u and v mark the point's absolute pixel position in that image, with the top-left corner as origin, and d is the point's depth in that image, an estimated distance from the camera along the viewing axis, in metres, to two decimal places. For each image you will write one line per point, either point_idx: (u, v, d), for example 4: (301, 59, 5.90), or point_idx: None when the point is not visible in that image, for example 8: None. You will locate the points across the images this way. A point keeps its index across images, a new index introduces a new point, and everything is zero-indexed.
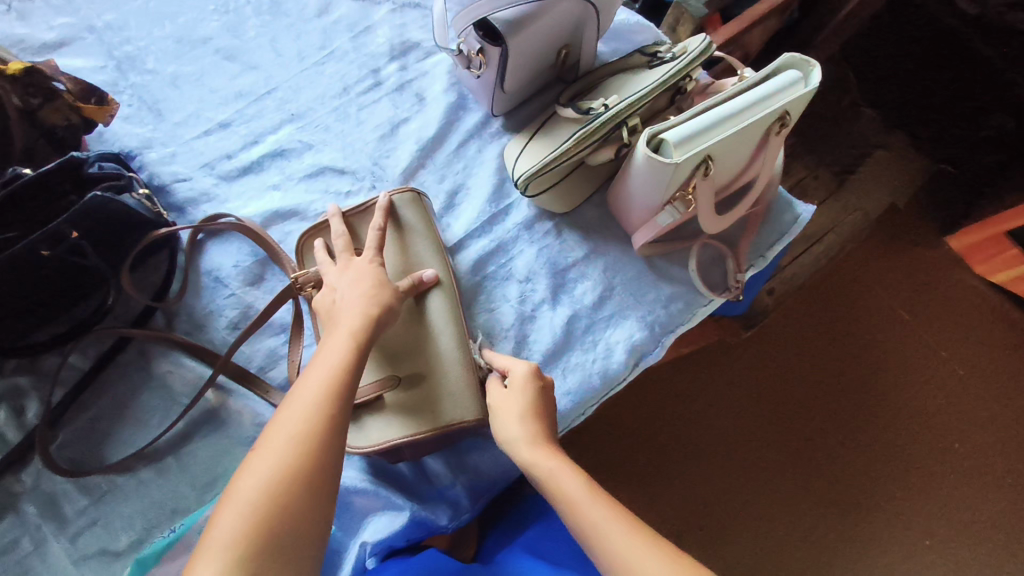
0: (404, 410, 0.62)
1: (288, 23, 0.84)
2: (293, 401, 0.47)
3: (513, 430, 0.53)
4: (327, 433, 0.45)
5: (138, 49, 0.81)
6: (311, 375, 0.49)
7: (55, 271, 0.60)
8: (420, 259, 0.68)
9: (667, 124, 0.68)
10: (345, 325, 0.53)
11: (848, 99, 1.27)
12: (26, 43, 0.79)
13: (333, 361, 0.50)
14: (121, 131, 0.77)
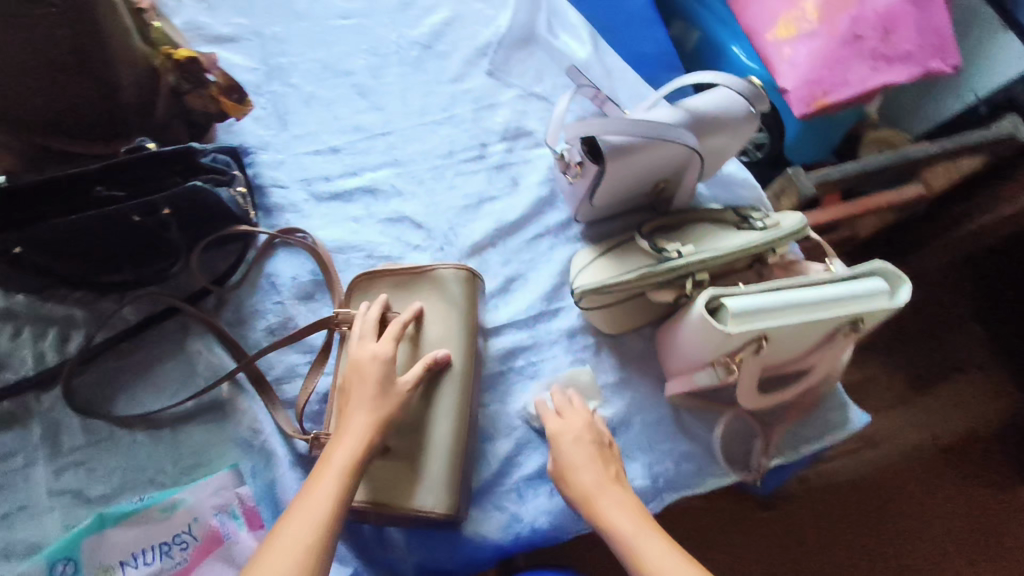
0: (379, 478, 0.64)
1: (424, 79, 0.91)
2: (295, 517, 0.51)
3: (584, 474, 0.62)
4: (324, 559, 0.49)
5: (290, 63, 0.90)
6: (317, 485, 0.53)
7: (139, 235, 0.66)
8: (445, 342, 0.69)
9: (731, 289, 0.67)
10: (353, 435, 0.57)
11: (952, 311, 1.20)
12: (203, 31, 0.89)
13: (334, 474, 0.54)
14: (248, 128, 0.85)
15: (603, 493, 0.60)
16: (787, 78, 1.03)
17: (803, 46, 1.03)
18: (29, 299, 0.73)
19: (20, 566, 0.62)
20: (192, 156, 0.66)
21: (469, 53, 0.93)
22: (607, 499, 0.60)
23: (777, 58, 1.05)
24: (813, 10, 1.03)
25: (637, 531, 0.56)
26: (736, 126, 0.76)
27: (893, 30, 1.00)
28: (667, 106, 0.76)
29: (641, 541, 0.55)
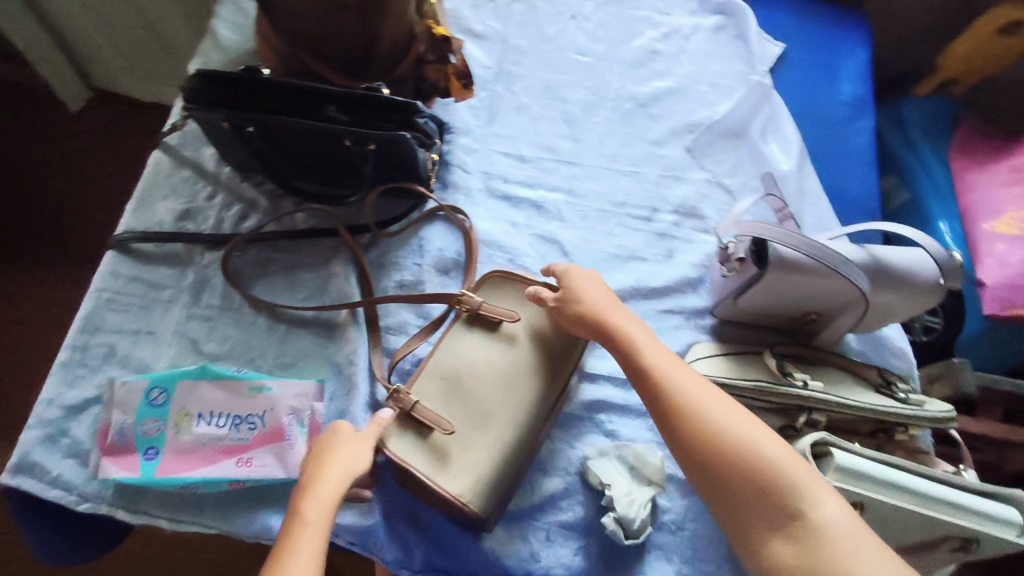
0: (432, 452, 0.66)
1: (627, 131, 0.96)
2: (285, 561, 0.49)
3: (590, 296, 0.67)
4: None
5: (518, 73, 0.98)
6: (310, 511, 0.54)
7: (340, 156, 0.75)
8: (541, 362, 0.71)
9: (844, 442, 0.62)
10: (324, 488, 0.55)
11: None
12: (462, 22, 1.00)
13: (322, 503, 0.54)
14: (461, 113, 0.93)
15: (612, 311, 0.66)
16: (989, 273, 0.95)
17: (1019, 249, 0.95)
18: (234, 174, 0.85)
19: (127, 377, 0.71)
20: (411, 113, 0.72)
21: (678, 125, 0.97)
22: (619, 316, 0.66)
23: (985, 249, 0.98)
24: None
25: (645, 338, 0.64)
26: (915, 291, 0.72)
27: None
28: (850, 244, 0.74)
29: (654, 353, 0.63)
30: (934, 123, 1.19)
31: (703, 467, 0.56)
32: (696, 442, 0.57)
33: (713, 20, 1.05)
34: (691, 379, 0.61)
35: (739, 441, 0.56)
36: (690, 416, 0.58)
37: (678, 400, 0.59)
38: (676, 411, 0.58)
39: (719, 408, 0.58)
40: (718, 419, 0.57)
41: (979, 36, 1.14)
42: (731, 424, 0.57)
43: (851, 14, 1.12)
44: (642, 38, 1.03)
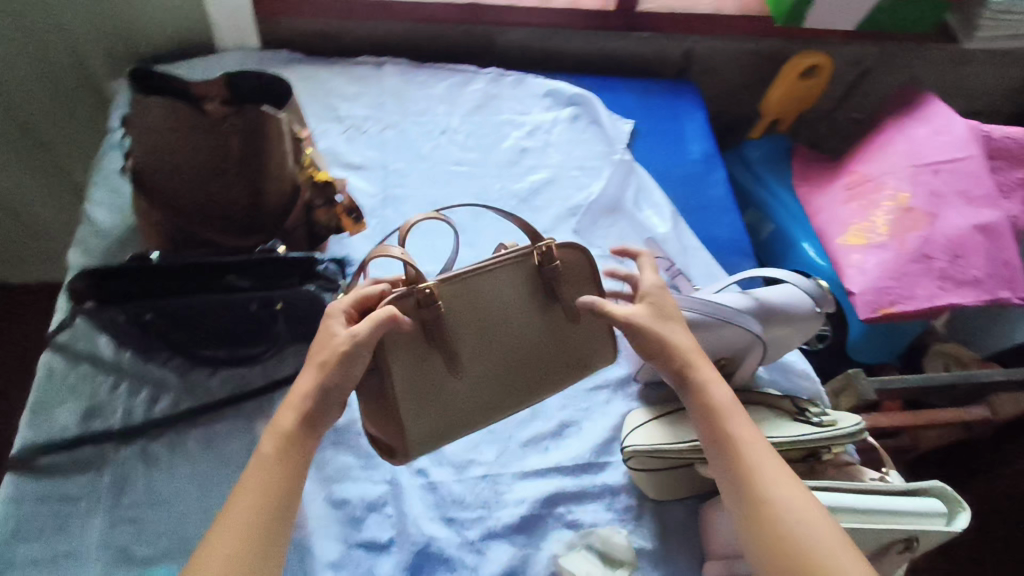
0: (420, 373, 0.63)
1: (517, 228, 1.02)
2: (259, 474, 0.54)
3: (678, 339, 0.65)
4: (279, 511, 0.53)
5: (403, 195, 1.02)
6: (265, 462, 0.55)
7: (247, 321, 0.75)
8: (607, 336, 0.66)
9: None
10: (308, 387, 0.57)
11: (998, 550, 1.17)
12: (339, 158, 1.04)
13: (276, 460, 0.55)
14: (357, 244, 0.96)
15: (699, 360, 0.64)
16: (855, 281, 1.07)
17: (873, 255, 1.08)
18: (137, 357, 0.81)
19: None
20: (311, 265, 0.74)
21: (561, 211, 1.04)
22: (704, 365, 0.64)
23: (845, 261, 1.10)
24: (884, 225, 1.10)
25: (733, 411, 0.61)
26: (800, 321, 0.81)
27: (962, 256, 1.05)
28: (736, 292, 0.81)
29: (743, 432, 0.60)
30: (772, 160, 1.37)
31: (770, 556, 0.53)
32: (768, 528, 0.54)
33: (568, 111, 1.16)
34: (772, 464, 0.58)
35: (809, 541, 0.52)
36: (766, 500, 0.55)
37: (757, 488, 0.56)
38: (753, 496, 0.56)
39: (788, 486, 0.56)
40: (779, 496, 0.55)
41: (788, 79, 1.31)
42: (807, 521, 0.54)
43: (681, 84, 1.27)
44: (509, 139, 1.11)
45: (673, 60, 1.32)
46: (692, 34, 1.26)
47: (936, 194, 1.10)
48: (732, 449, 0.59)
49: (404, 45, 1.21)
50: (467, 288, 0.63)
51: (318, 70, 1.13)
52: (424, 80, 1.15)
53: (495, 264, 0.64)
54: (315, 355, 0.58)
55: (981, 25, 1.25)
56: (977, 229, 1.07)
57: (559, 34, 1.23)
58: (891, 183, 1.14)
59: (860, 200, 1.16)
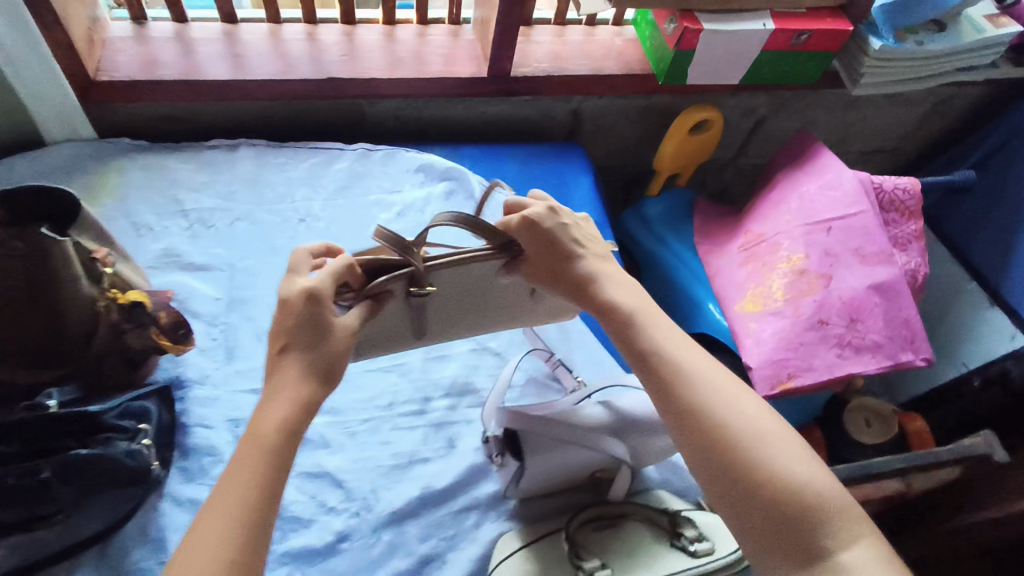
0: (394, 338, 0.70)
1: None
2: (247, 445, 0.50)
3: (587, 264, 0.66)
4: (272, 494, 0.48)
5: (252, 297, 0.92)
6: (254, 436, 0.50)
7: (14, 496, 0.64)
8: (552, 272, 0.66)
9: None
10: (292, 348, 0.53)
11: None
12: (180, 258, 0.93)
13: (260, 452, 0.49)
14: (191, 360, 0.85)
15: (608, 283, 0.65)
16: (752, 355, 1.00)
17: (769, 324, 1.02)
18: None
19: None
20: (95, 419, 0.69)
21: None
22: (615, 288, 0.65)
23: (742, 331, 1.05)
24: (779, 290, 1.05)
25: (633, 301, 0.63)
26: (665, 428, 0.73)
27: (859, 320, 1.00)
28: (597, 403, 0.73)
29: (643, 315, 0.62)
30: (672, 216, 1.31)
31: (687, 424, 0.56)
32: (682, 397, 0.57)
33: (441, 187, 1.08)
34: (673, 336, 0.61)
35: (722, 403, 0.56)
36: (666, 364, 0.58)
37: (670, 362, 0.58)
38: (662, 374, 0.58)
39: (722, 386, 0.57)
40: (715, 399, 0.56)
41: (677, 134, 1.25)
42: (712, 383, 0.57)
43: (568, 146, 1.21)
44: (375, 224, 1.03)
45: (560, 120, 1.27)
46: (575, 95, 1.20)
47: (830, 253, 1.05)
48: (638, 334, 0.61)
49: (264, 124, 1.12)
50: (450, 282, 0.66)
51: (163, 157, 1.03)
52: (283, 161, 1.06)
53: (477, 258, 0.64)
54: (321, 323, 0.55)
55: (864, 73, 1.22)
56: (873, 288, 1.02)
57: (432, 103, 1.16)
58: (785, 244, 1.09)
59: (755, 262, 1.11)
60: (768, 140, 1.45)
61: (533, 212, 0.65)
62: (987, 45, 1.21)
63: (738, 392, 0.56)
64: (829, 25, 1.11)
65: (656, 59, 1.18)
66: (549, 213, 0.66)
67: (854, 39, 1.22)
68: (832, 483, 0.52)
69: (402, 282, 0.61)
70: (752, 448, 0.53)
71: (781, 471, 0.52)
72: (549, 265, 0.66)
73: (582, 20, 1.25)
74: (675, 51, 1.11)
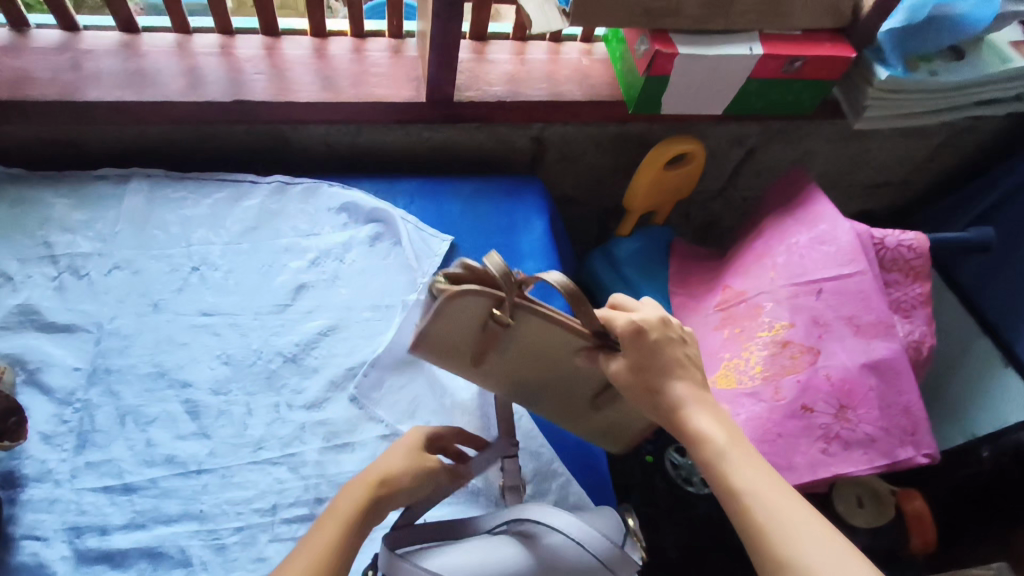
0: (469, 359, 0.70)
1: (276, 399, 0.78)
2: (331, 514, 0.57)
3: (679, 381, 0.60)
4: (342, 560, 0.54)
5: (120, 366, 0.77)
6: (337, 511, 0.57)
7: None
8: (640, 377, 0.60)
9: None
10: (405, 445, 0.63)
11: None
12: (38, 317, 0.78)
13: (337, 526, 0.55)
14: (31, 451, 0.70)
15: (695, 400, 0.59)
16: None
17: (743, 407, 0.86)
18: None
19: None
20: None
21: (333, 376, 0.80)
22: (698, 406, 0.59)
23: None
24: (756, 364, 0.88)
25: (725, 430, 0.57)
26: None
27: (849, 406, 0.85)
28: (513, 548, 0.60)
29: (734, 450, 0.56)
30: (645, 259, 1.15)
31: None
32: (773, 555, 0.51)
33: (366, 232, 0.93)
34: (763, 477, 0.54)
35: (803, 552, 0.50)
36: (750, 502, 0.53)
37: (760, 514, 0.52)
38: (753, 523, 0.52)
39: (801, 529, 0.51)
40: (795, 544, 0.50)
41: (651, 169, 1.08)
42: (808, 538, 0.51)
43: (523, 180, 1.05)
44: (284, 274, 0.88)
45: (518, 149, 1.11)
46: (534, 123, 1.04)
47: (819, 322, 0.89)
48: (727, 471, 0.55)
49: (169, 150, 0.98)
50: (529, 331, 0.65)
51: (39, 190, 0.89)
52: (181, 197, 0.91)
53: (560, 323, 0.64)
54: (410, 445, 0.63)
55: (868, 106, 1.06)
56: (867, 367, 0.87)
57: (365, 128, 1.00)
58: (767, 308, 0.92)
59: (732, 327, 0.95)
60: (760, 172, 1.28)
61: (644, 317, 0.61)
62: (1011, 76, 1.04)
63: (819, 538, 0.50)
64: (827, 51, 0.95)
65: (626, 84, 1.02)
66: (662, 324, 0.61)
67: (856, 67, 1.06)
68: None
69: (488, 304, 0.62)
70: None
71: None
72: (638, 370, 0.61)
73: (546, 36, 1.10)
74: (646, 77, 0.95)
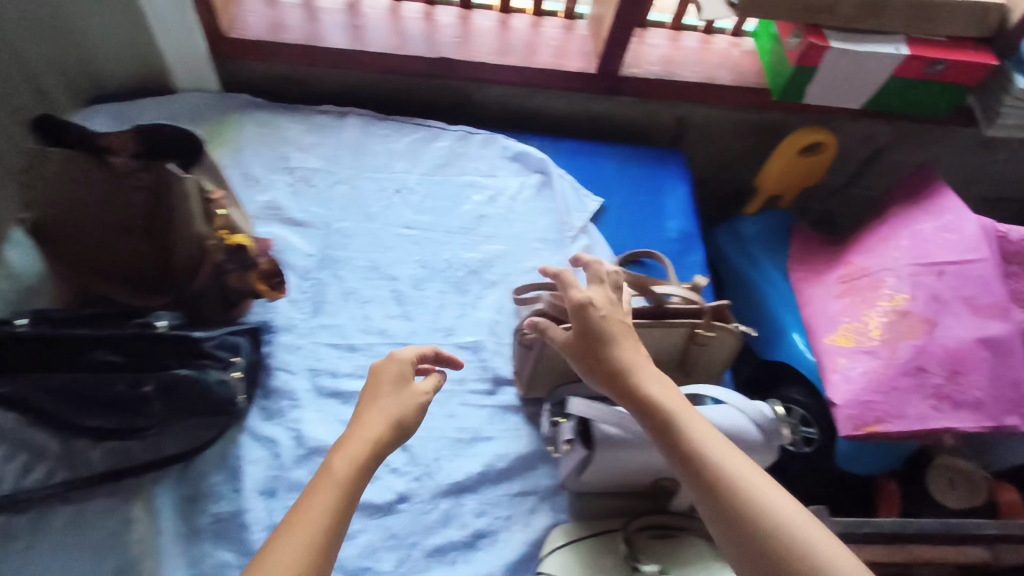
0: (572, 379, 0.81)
1: (462, 300, 0.94)
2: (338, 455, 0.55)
3: (624, 352, 0.65)
4: (350, 500, 0.53)
5: (343, 256, 0.95)
6: (339, 457, 0.55)
7: (109, 396, 0.67)
8: (589, 358, 0.66)
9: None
10: (392, 389, 0.62)
11: None
12: (281, 212, 0.98)
13: (337, 482, 0.53)
14: (281, 308, 0.88)
15: (641, 368, 0.64)
16: (836, 391, 0.95)
17: (860, 362, 0.97)
18: None
19: None
20: (197, 343, 0.69)
21: (508, 289, 0.96)
22: (642, 371, 0.64)
23: (830, 366, 0.99)
24: (876, 328, 0.98)
25: (673, 396, 0.62)
26: (747, 453, 0.68)
27: (961, 372, 0.94)
28: None
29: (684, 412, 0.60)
30: (770, 238, 1.25)
31: (736, 529, 0.53)
32: (730, 503, 0.54)
33: (535, 177, 1.08)
34: (714, 437, 0.59)
35: (756, 493, 0.54)
36: (705, 457, 0.57)
37: (722, 464, 0.55)
38: (706, 470, 0.56)
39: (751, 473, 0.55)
40: (748, 489, 0.54)
41: (786, 154, 1.19)
42: (758, 485, 0.55)
43: (669, 152, 1.18)
44: (468, 204, 1.04)
45: (662, 126, 1.24)
46: (684, 102, 1.17)
47: (937, 298, 0.98)
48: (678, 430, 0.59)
49: (372, 94, 1.16)
50: None
51: (277, 116, 1.09)
52: (387, 133, 1.09)
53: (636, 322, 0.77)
54: (396, 390, 0.62)
55: (1003, 114, 1.13)
56: (982, 342, 0.95)
57: (537, 93, 1.16)
58: (889, 282, 1.02)
59: (854, 296, 1.04)
60: (883, 171, 1.36)
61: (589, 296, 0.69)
62: None
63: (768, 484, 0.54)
64: (970, 57, 1.04)
65: (774, 75, 1.13)
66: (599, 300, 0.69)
67: (997, 76, 1.13)
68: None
69: None
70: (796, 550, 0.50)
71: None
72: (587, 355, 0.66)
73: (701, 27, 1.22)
74: (795, 68, 1.07)
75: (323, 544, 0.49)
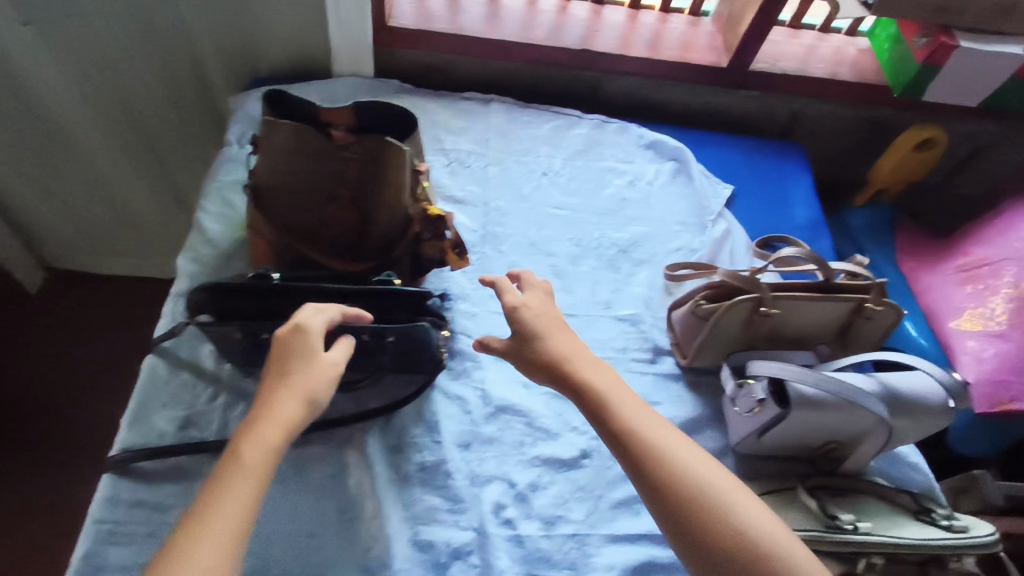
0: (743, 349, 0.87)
1: (616, 277, 0.99)
2: (250, 442, 0.57)
3: (559, 346, 0.72)
4: (262, 482, 0.56)
5: (502, 233, 1.00)
6: (248, 445, 0.57)
7: (350, 345, 0.75)
8: (524, 352, 0.72)
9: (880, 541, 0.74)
10: (304, 366, 0.63)
11: None
12: (441, 191, 1.03)
13: (253, 473, 0.56)
14: (455, 279, 0.95)
15: (576, 359, 0.70)
16: (968, 370, 1.03)
17: (990, 344, 1.02)
18: (236, 370, 0.83)
19: None
20: (423, 300, 0.76)
21: (657, 268, 1.01)
22: (578, 363, 0.70)
23: (959, 348, 1.06)
24: (1003, 312, 1.03)
25: (608, 384, 0.68)
26: (927, 415, 0.76)
27: None
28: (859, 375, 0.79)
29: (614, 395, 0.67)
30: (876, 230, 1.30)
31: (666, 503, 0.60)
32: (661, 477, 0.61)
33: (669, 165, 1.14)
34: (641, 416, 0.66)
35: (684, 468, 0.62)
36: (639, 440, 0.64)
37: (650, 442, 0.63)
38: (635, 451, 0.63)
39: (677, 446, 0.64)
40: (678, 464, 0.62)
41: (901, 149, 1.25)
42: (684, 456, 0.63)
43: (788, 145, 1.24)
44: (611, 188, 1.10)
45: (776, 120, 1.29)
46: (804, 97, 1.23)
47: None
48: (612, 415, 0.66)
49: (509, 83, 1.22)
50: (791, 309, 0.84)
51: (426, 101, 1.14)
52: (529, 120, 1.15)
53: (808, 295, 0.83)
54: (309, 368, 0.63)
55: None
56: None
57: (665, 85, 1.22)
58: (1011, 271, 1.06)
59: (976, 284, 1.09)
60: None
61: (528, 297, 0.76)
62: None
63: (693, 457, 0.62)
64: None
65: (895, 72, 1.18)
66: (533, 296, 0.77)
67: None
68: (787, 535, 0.59)
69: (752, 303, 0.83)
70: (716, 508, 0.59)
71: (746, 527, 0.58)
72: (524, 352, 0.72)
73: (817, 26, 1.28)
74: (922, 65, 1.12)
75: (238, 535, 0.52)
